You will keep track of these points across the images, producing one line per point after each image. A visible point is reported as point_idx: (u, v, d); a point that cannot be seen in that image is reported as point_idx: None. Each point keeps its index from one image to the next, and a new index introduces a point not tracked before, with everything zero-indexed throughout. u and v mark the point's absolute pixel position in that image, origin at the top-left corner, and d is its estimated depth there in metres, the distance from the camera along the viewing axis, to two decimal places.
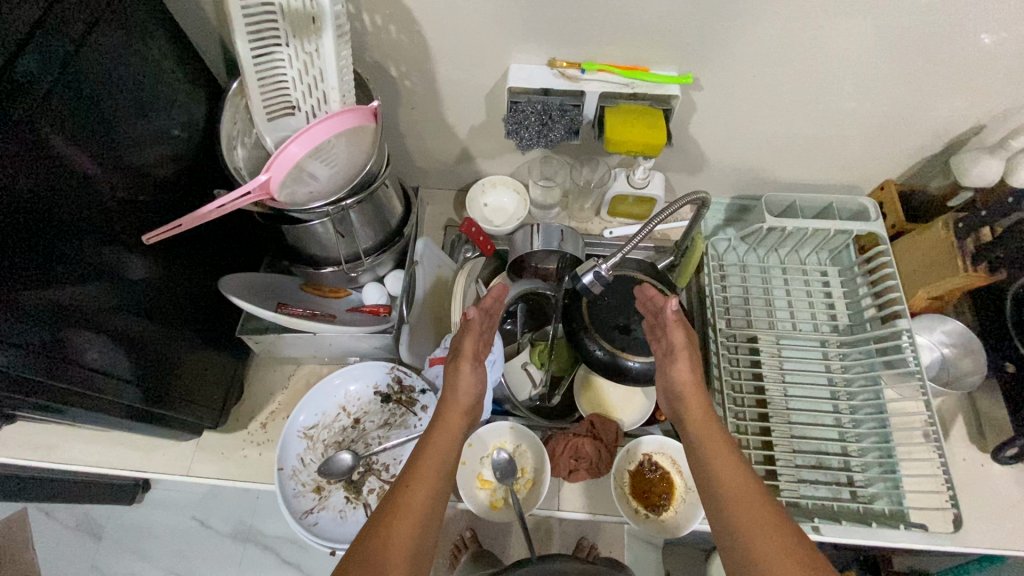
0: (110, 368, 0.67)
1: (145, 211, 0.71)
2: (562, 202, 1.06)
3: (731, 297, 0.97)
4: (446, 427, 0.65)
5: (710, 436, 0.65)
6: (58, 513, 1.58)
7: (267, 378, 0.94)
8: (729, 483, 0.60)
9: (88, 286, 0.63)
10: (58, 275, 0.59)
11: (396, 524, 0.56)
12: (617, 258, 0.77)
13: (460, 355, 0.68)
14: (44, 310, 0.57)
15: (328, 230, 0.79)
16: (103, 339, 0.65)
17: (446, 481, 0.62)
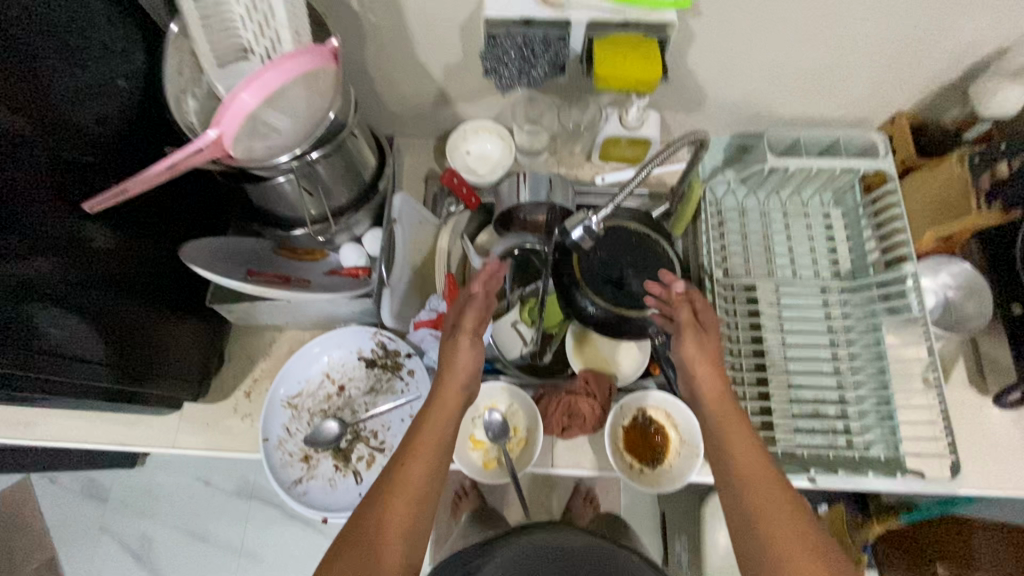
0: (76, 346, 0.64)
1: (98, 174, 0.65)
2: (550, 146, 0.98)
3: (729, 245, 0.92)
4: (441, 407, 0.62)
5: (726, 417, 0.65)
6: (62, 479, 1.60)
7: (247, 346, 0.90)
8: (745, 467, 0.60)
9: (44, 259, 0.58)
10: (8, 250, 0.54)
11: (391, 503, 0.55)
12: (608, 211, 0.70)
13: (460, 330, 0.67)
14: None
15: (295, 187, 0.73)
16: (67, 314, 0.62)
17: (444, 457, 0.60)
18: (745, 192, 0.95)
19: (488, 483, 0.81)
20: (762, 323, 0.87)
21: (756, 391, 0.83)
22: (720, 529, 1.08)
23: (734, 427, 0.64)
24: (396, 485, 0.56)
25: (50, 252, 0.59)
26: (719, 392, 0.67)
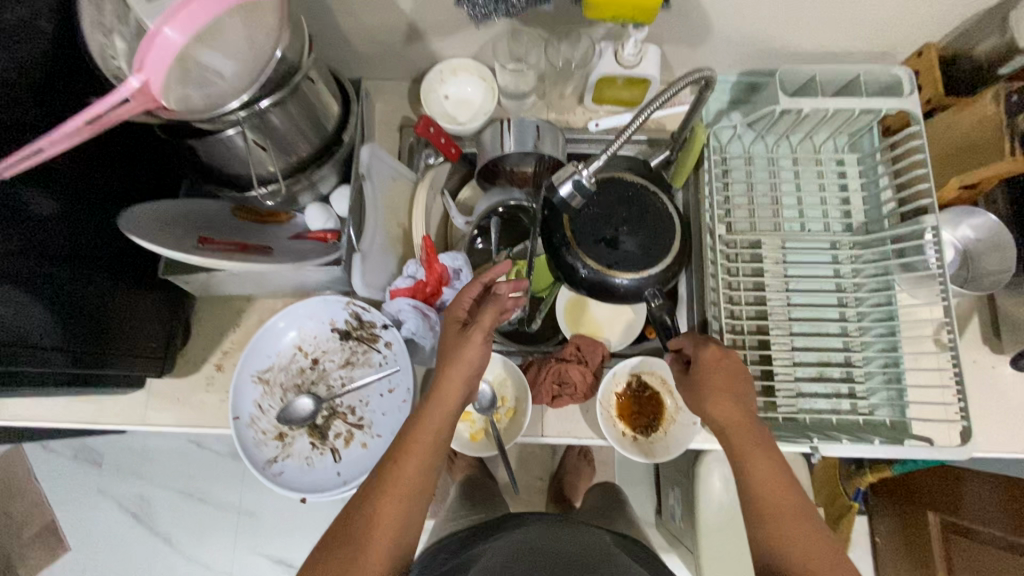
0: (23, 323, 0.58)
1: (15, 132, 0.57)
2: (537, 88, 0.88)
3: (733, 197, 0.84)
4: (440, 406, 0.58)
5: (775, 497, 0.58)
6: (53, 445, 1.59)
7: (213, 316, 0.84)
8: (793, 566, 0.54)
9: None
10: None
11: (383, 500, 0.54)
12: (601, 162, 0.61)
13: (474, 325, 0.61)
14: None
15: (249, 141, 0.65)
16: (9, 289, 0.56)
17: (439, 455, 0.58)
18: (751, 136, 0.87)
19: (473, 455, 0.78)
20: (767, 282, 0.81)
21: (757, 354, 0.78)
22: (713, 486, 1.07)
23: (786, 512, 0.57)
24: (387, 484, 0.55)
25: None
26: (762, 444, 0.60)
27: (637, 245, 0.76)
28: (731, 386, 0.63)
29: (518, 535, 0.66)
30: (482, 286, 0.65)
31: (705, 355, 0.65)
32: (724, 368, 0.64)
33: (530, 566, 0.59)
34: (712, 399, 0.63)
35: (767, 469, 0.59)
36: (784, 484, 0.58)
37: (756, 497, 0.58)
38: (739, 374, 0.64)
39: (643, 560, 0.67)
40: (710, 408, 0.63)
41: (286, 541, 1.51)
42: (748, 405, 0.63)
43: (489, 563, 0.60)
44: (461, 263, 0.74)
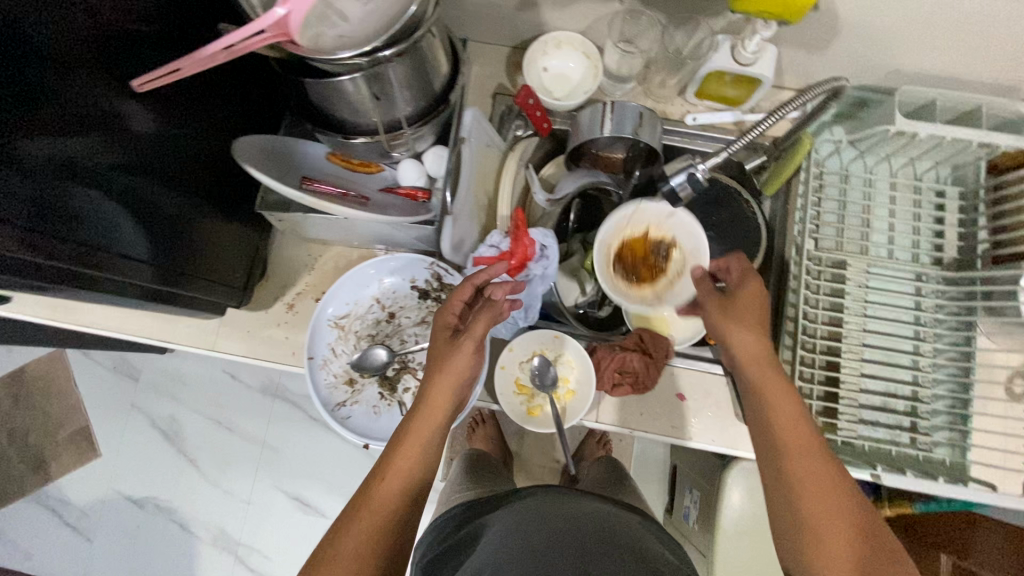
0: (121, 239, 0.60)
1: (132, 44, 0.57)
2: (641, 74, 0.85)
3: (823, 214, 0.82)
4: (428, 417, 0.60)
5: (804, 445, 0.55)
6: (95, 355, 1.65)
7: (290, 256, 0.85)
8: (807, 504, 0.53)
9: (84, 137, 0.54)
10: (45, 120, 0.50)
11: (368, 509, 0.55)
12: (718, 159, 0.67)
13: (466, 334, 0.63)
14: (44, 163, 0.50)
15: (361, 89, 0.64)
16: (110, 202, 0.57)
17: (428, 472, 0.59)
18: (853, 153, 0.84)
19: (531, 430, 0.79)
20: (845, 304, 0.79)
21: (825, 375, 0.77)
22: (737, 492, 1.07)
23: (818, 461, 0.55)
24: (365, 500, 0.56)
25: (71, 128, 0.52)
26: (783, 392, 0.59)
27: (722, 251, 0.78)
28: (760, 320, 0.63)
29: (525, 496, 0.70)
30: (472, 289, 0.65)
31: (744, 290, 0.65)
32: (761, 300, 0.64)
33: (535, 513, 0.64)
34: (741, 330, 0.62)
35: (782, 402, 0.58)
36: (801, 417, 0.57)
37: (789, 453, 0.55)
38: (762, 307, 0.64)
39: (661, 539, 0.67)
40: (739, 337, 0.62)
41: (305, 481, 1.54)
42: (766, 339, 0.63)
43: (497, 528, 0.64)
44: (550, 242, 0.76)
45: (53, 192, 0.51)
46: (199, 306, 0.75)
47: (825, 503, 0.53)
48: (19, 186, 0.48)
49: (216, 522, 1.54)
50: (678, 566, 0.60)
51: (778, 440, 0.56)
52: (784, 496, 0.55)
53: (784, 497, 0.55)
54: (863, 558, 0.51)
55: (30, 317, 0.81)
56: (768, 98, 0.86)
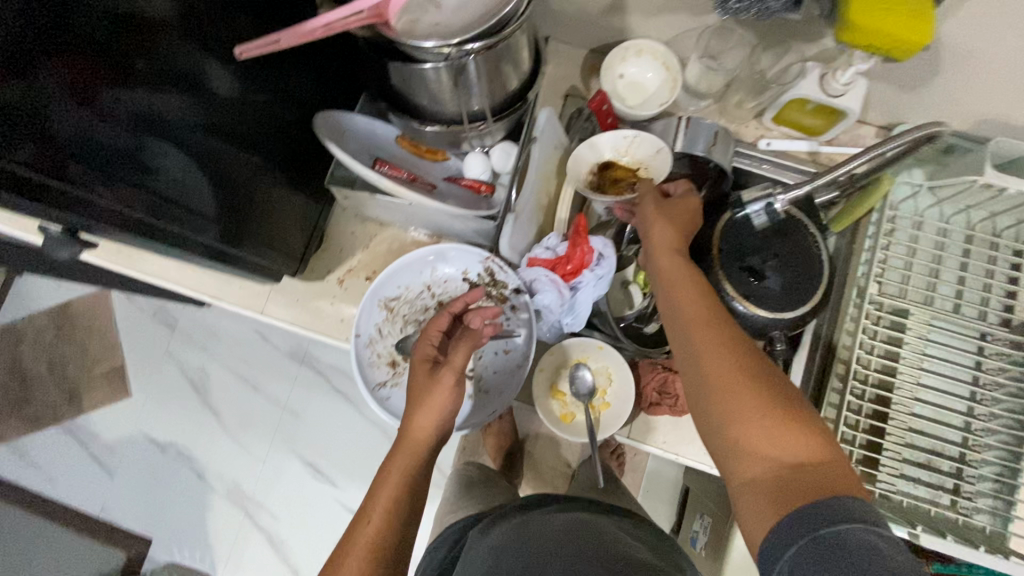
0: (193, 196, 0.61)
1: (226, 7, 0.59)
2: (719, 92, 0.83)
3: (889, 258, 0.80)
4: (406, 450, 0.62)
5: (701, 315, 0.55)
6: (137, 299, 1.70)
7: (346, 232, 0.86)
8: (714, 375, 0.51)
9: (170, 93, 0.55)
10: (137, 72, 0.51)
11: (351, 551, 0.56)
12: (798, 194, 0.71)
13: (446, 365, 0.64)
14: (130, 112, 0.52)
15: (443, 77, 0.63)
16: (186, 159, 0.58)
17: (415, 506, 0.60)
18: (930, 200, 0.81)
19: (563, 436, 0.79)
20: (901, 354, 0.77)
21: (870, 424, 0.75)
22: None
23: (715, 327, 0.54)
24: (351, 542, 0.57)
25: (159, 86, 0.54)
26: (685, 274, 0.59)
27: (781, 284, 0.73)
28: (681, 220, 0.66)
29: (521, 502, 0.75)
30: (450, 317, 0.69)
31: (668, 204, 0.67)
32: (691, 213, 0.67)
33: (530, 516, 0.68)
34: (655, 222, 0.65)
35: (686, 293, 0.57)
36: (704, 295, 0.57)
37: (689, 326, 0.55)
38: (689, 217, 0.67)
39: (649, 544, 0.65)
40: (655, 231, 0.65)
41: (318, 449, 1.56)
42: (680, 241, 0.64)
43: (496, 531, 0.68)
44: (608, 252, 0.75)
45: (134, 145, 0.53)
46: (258, 273, 0.76)
47: (734, 372, 0.50)
48: (101, 130, 0.50)
49: (231, 476, 1.57)
50: (660, 568, 0.58)
51: (685, 322, 0.55)
52: (694, 377, 0.52)
53: (696, 378, 0.52)
54: (772, 423, 0.47)
55: (95, 259, 0.84)
56: (848, 131, 0.83)
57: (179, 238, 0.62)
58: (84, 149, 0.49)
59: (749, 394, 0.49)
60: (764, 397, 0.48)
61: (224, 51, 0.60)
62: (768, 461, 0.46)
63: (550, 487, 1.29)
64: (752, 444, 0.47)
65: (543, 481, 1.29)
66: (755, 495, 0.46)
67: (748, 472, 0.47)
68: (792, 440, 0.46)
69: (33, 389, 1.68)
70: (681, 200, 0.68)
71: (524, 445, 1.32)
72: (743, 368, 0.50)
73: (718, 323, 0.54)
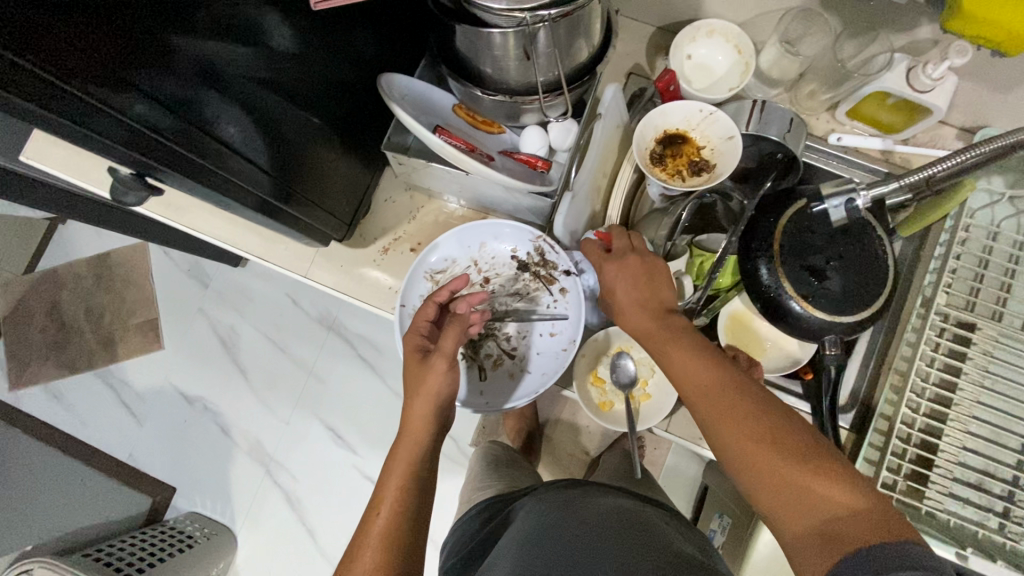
0: (247, 151, 0.60)
1: None
2: (792, 80, 0.80)
3: (959, 267, 0.76)
4: (408, 438, 0.63)
5: (703, 386, 0.56)
6: (174, 254, 1.73)
7: (394, 200, 0.85)
8: (736, 447, 0.51)
9: (233, 45, 0.53)
10: (200, 24, 0.49)
11: (364, 546, 0.56)
12: (886, 191, 0.63)
13: (438, 351, 0.65)
14: (190, 63, 0.50)
15: (511, 44, 0.60)
16: (240, 113, 0.57)
17: (424, 493, 0.61)
18: (1008, 211, 0.77)
19: (602, 424, 0.77)
20: (963, 368, 0.73)
21: (921, 438, 0.72)
22: None
23: (717, 394, 0.54)
24: (362, 536, 0.57)
25: (220, 36, 0.52)
26: (669, 342, 0.60)
27: (844, 287, 0.69)
28: (642, 272, 0.65)
29: (549, 486, 0.75)
30: (437, 308, 0.70)
31: (630, 259, 0.66)
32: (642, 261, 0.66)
33: (560, 497, 0.69)
34: (620, 306, 0.65)
35: (689, 366, 0.57)
36: (695, 358, 0.57)
37: (694, 401, 0.56)
38: (648, 264, 0.66)
39: (688, 538, 0.64)
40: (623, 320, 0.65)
41: (339, 415, 1.58)
42: (659, 303, 0.64)
43: (527, 511, 0.69)
44: None
45: (187, 96, 0.51)
46: (309, 236, 0.77)
47: (752, 438, 0.51)
48: (161, 76, 0.48)
49: (254, 435, 1.60)
50: (708, 564, 0.57)
51: (690, 396, 0.56)
52: (722, 452, 0.53)
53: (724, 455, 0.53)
54: (803, 476, 0.48)
55: (146, 210, 0.84)
56: (926, 132, 0.79)
57: (233, 190, 0.61)
58: (146, 97, 0.48)
59: (779, 452, 0.49)
60: (786, 453, 0.49)
61: (291, 6, 0.58)
62: (817, 518, 0.46)
63: (570, 473, 1.28)
64: (797, 505, 0.47)
65: (562, 466, 1.29)
66: (808, 551, 0.45)
67: (797, 528, 0.47)
68: (826, 488, 0.47)
69: (71, 334, 1.73)
70: (632, 250, 0.67)
71: (544, 429, 1.31)
72: (755, 431, 0.51)
73: (727, 383, 0.55)
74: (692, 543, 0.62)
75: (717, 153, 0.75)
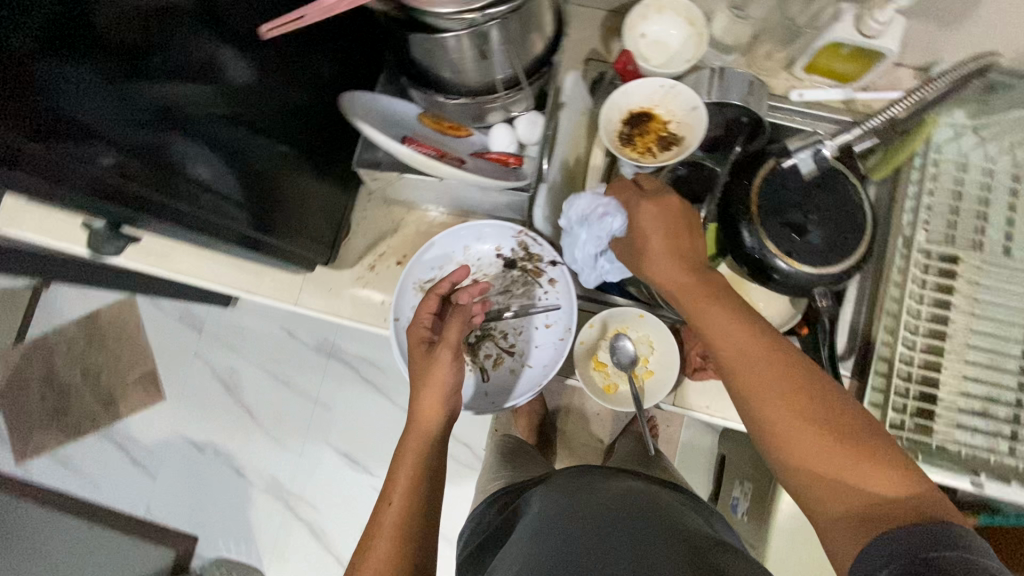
0: (220, 187, 0.60)
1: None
2: (748, 45, 0.81)
3: (934, 204, 0.77)
4: (418, 428, 0.63)
5: (743, 351, 0.55)
6: (162, 303, 1.72)
7: (373, 217, 0.85)
8: (775, 415, 0.52)
9: (191, 83, 0.54)
10: (153, 66, 0.50)
11: (377, 536, 0.56)
12: (844, 136, 0.71)
13: (442, 342, 0.66)
14: (152, 107, 0.51)
15: (465, 47, 0.61)
16: (210, 152, 0.57)
17: (434, 484, 0.61)
18: (973, 141, 0.79)
19: (610, 407, 0.79)
20: (952, 301, 0.74)
21: (922, 374, 0.73)
22: None
23: (760, 360, 0.54)
24: (373, 527, 0.57)
25: (179, 74, 0.52)
26: (707, 303, 0.59)
27: (823, 239, 0.70)
28: (675, 226, 0.64)
29: (560, 473, 0.76)
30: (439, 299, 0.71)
31: (662, 209, 0.64)
32: (674, 215, 0.64)
33: (570, 483, 0.69)
34: (650, 256, 0.64)
35: (731, 335, 0.57)
36: (735, 323, 0.57)
37: (731, 365, 0.56)
38: (684, 218, 0.65)
39: (701, 514, 0.65)
40: (650, 271, 0.64)
41: (350, 439, 1.58)
42: (694, 258, 0.63)
43: (538, 500, 0.69)
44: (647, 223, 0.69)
45: (156, 140, 0.52)
46: (290, 263, 0.76)
47: (792, 409, 0.51)
48: (125, 126, 0.49)
49: (268, 471, 1.59)
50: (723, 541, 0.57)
51: (726, 359, 0.56)
52: (755, 418, 0.53)
53: (757, 421, 0.53)
54: (841, 454, 0.48)
55: (125, 261, 0.84)
56: (883, 77, 0.80)
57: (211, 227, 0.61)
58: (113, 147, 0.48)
59: (821, 429, 0.50)
60: (827, 429, 0.50)
61: (241, 38, 0.59)
62: (850, 495, 0.47)
63: (587, 462, 1.29)
64: (828, 482, 0.49)
65: (578, 457, 1.29)
66: (839, 530, 0.47)
67: (829, 507, 0.48)
68: (868, 471, 0.47)
69: (70, 398, 1.71)
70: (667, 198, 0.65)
71: (555, 423, 1.32)
72: (797, 402, 0.51)
73: (770, 352, 0.54)
74: (703, 519, 0.63)
75: (685, 125, 0.76)
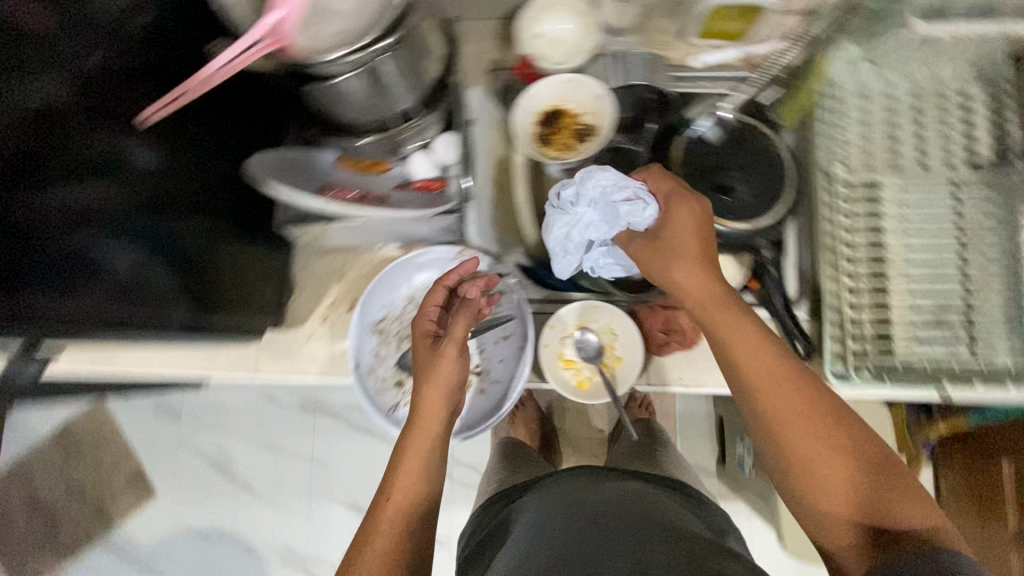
0: (149, 278, 0.59)
1: (116, 86, 0.55)
2: (638, 23, 0.83)
3: (847, 136, 0.80)
4: (423, 426, 0.66)
5: (772, 379, 0.58)
6: (133, 400, 1.66)
7: (310, 268, 0.82)
8: (798, 436, 0.58)
9: (96, 182, 0.54)
10: (50, 176, 0.50)
11: (374, 536, 0.60)
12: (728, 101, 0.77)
13: (449, 337, 0.69)
14: (59, 215, 0.51)
15: (360, 87, 0.61)
16: (128, 242, 0.57)
17: (428, 491, 0.64)
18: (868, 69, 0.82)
19: (584, 401, 0.81)
20: (883, 223, 0.77)
21: (872, 299, 0.75)
22: None
23: (788, 387, 0.58)
24: (369, 528, 0.61)
25: (78, 177, 0.52)
26: (739, 327, 0.60)
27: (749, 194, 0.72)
28: (701, 238, 0.63)
29: (561, 474, 0.75)
30: (446, 290, 0.74)
31: (688, 218, 0.63)
32: (699, 225, 0.63)
33: (567, 481, 0.69)
34: (678, 259, 0.63)
35: (754, 349, 0.59)
36: (766, 350, 0.59)
37: (759, 392, 0.59)
38: (706, 225, 0.64)
39: (703, 520, 0.67)
40: (676, 275, 0.63)
41: (356, 489, 1.55)
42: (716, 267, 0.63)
43: (533, 503, 0.70)
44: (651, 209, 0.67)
45: (68, 249, 0.52)
46: (236, 339, 0.73)
47: (814, 431, 0.57)
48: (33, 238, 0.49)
49: (281, 542, 1.55)
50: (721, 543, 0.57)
51: (755, 384, 0.59)
52: (777, 435, 0.59)
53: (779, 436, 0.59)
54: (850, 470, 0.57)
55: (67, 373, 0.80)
56: None
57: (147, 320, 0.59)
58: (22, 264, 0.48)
59: (839, 450, 0.57)
60: (842, 448, 0.57)
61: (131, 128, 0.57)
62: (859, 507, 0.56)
63: (592, 455, 1.29)
64: (838, 495, 0.57)
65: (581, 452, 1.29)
66: (843, 532, 0.56)
67: (838, 513, 0.56)
68: (874, 484, 0.56)
69: (58, 518, 1.64)
70: (692, 201, 0.64)
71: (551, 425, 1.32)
72: (821, 424, 0.57)
73: (795, 378, 0.59)
74: (707, 529, 0.64)
75: (596, 113, 0.77)
